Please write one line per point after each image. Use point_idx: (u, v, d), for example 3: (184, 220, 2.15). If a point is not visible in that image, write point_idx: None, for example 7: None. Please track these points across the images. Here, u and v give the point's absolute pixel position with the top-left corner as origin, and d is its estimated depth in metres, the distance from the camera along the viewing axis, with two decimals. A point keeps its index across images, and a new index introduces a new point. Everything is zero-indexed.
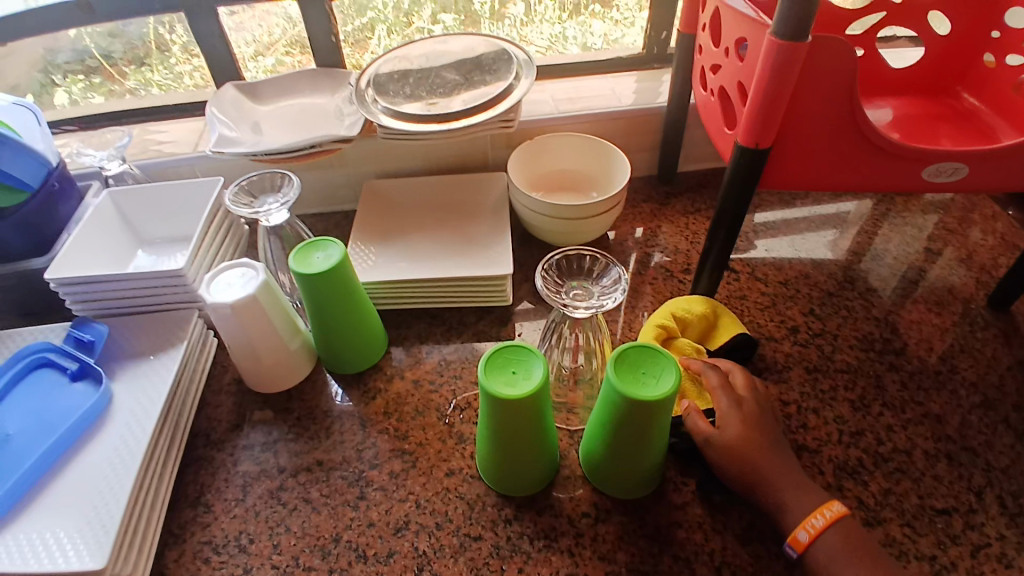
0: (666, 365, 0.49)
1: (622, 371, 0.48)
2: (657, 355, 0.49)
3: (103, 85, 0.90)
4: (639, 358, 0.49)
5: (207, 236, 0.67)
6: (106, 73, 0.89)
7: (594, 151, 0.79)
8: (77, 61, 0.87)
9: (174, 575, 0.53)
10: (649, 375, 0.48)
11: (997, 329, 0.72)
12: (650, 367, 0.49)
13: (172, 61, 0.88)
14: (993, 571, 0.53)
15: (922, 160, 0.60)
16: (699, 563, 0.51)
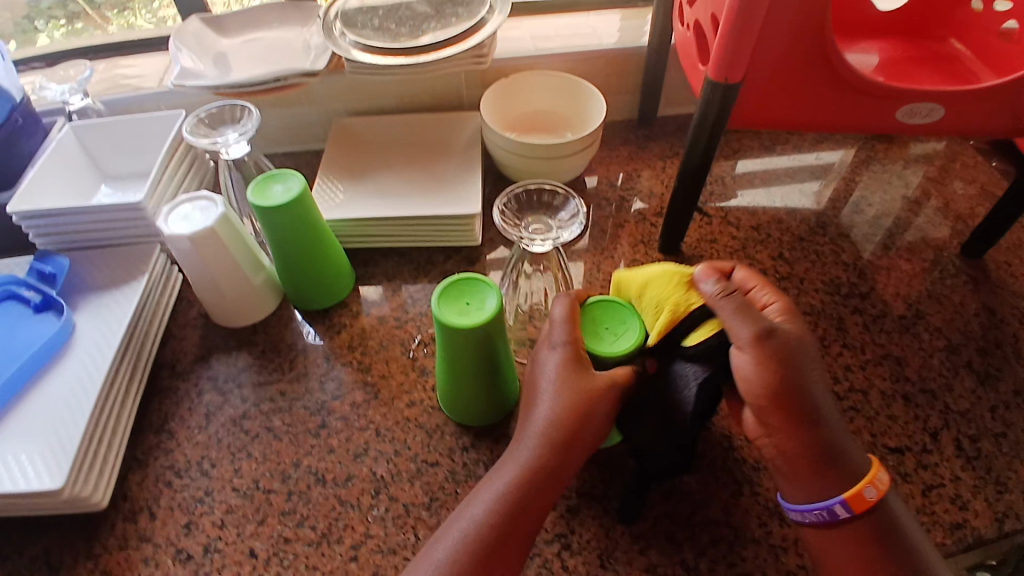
0: (630, 326, 0.52)
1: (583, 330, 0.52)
2: (625, 315, 0.52)
3: (85, 30, 0.89)
4: (605, 315, 0.53)
5: (168, 169, 0.66)
6: (90, 19, 0.89)
7: (569, 91, 0.77)
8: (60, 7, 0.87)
9: (138, 496, 0.54)
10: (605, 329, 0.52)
11: (967, 277, 0.72)
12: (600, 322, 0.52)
13: (154, 5, 0.89)
14: (943, 510, 0.54)
15: (894, 100, 0.59)
16: (647, 489, 0.52)
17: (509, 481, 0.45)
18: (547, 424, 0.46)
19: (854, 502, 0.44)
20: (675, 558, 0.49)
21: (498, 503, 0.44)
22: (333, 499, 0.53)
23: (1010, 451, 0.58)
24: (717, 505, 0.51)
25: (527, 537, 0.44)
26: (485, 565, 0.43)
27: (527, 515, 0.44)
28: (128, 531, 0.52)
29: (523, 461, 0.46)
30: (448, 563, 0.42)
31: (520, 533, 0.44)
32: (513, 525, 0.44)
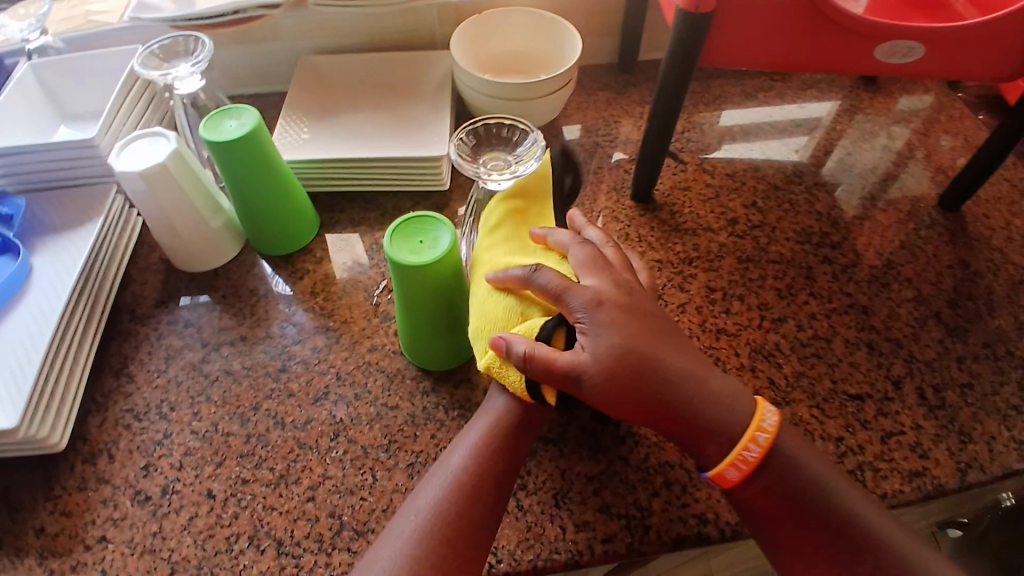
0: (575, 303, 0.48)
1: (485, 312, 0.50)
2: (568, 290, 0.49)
3: None
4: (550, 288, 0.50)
5: (125, 105, 0.63)
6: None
7: (544, 29, 0.73)
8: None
9: (96, 439, 0.54)
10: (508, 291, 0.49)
11: (944, 229, 0.71)
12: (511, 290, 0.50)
13: None
14: (902, 458, 0.54)
15: (876, 38, 0.56)
16: (604, 433, 0.53)
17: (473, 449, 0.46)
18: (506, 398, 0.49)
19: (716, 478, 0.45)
20: (628, 499, 0.49)
21: (470, 458, 0.46)
22: (291, 441, 0.53)
23: (974, 402, 0.57)
24: (672, 448, 0.52)
25: (498, 500, 0.45)
26: (458, 529, 0.43)
27: (495, 479, 0.45)
28: (87, 473, 0.52)
29: (485, 429, 0.47)
30: (428, 514, 0.43)
31: (492, 495, 0.45)
32: (484, 488, 0.45)
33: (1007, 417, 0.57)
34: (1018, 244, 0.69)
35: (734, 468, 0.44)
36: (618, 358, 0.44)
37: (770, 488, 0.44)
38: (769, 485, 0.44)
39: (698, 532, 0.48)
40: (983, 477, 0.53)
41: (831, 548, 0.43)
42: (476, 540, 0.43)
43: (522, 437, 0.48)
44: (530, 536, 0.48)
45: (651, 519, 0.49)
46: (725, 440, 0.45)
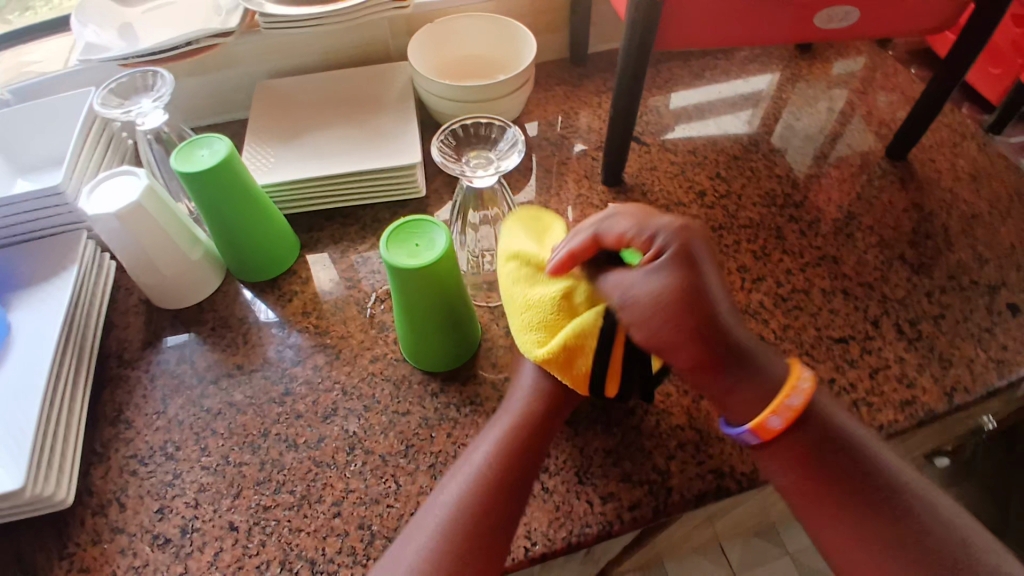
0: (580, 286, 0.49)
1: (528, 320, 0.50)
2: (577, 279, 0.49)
3: None
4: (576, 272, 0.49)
5: (85, 148, 0.61)
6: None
7: (498, 30, 0.75)
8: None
9: (104, 489, 0.53)
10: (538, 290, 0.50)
11: (895, 177, 0.76)
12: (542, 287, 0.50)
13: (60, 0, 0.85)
14: (892, 390, 0.57)
15: (813, 7, 0.60)
16: (614, 407, 0.54)
17: (495, 449, 0.47)
18: (523, 404, 0.49)
19: (761, 431, 0.44)
20: (647, 465, 0.51)
21: (496, 450, 0.47)
22: (307, 461, 0.52)
23: (949, 330, 0.62)
24: (680, 412, 0.54)
25: (515, 501, 0.45)
26: (483, 526, 0.43)
27: (518, 478, 0.46)
28: (100, 525, 0.51)
29: (503, 431, 0.48)
30: (452, 505, 0.44)
31: (515, 493, 0.45)
32: (507, 486, 0.45)
33: (981, 340, 0.61)
34: (964, 182, 0.75)
35: (777, 416, 0.44)
36: (675, 290, 0.43)
37: (798, 441, 0.44)
38: (798, 438, 0.44)
39: (717, 487, 0.50)
40: (969, 398, 0.57)
41: (853, 495, 0.43)
42: (500, 536, 0.44)
43: (542, 438, 0.48)
44: (560, 515, 0.49)
45: (671, 480, 0.50)
46: (764, 393, 0.45)
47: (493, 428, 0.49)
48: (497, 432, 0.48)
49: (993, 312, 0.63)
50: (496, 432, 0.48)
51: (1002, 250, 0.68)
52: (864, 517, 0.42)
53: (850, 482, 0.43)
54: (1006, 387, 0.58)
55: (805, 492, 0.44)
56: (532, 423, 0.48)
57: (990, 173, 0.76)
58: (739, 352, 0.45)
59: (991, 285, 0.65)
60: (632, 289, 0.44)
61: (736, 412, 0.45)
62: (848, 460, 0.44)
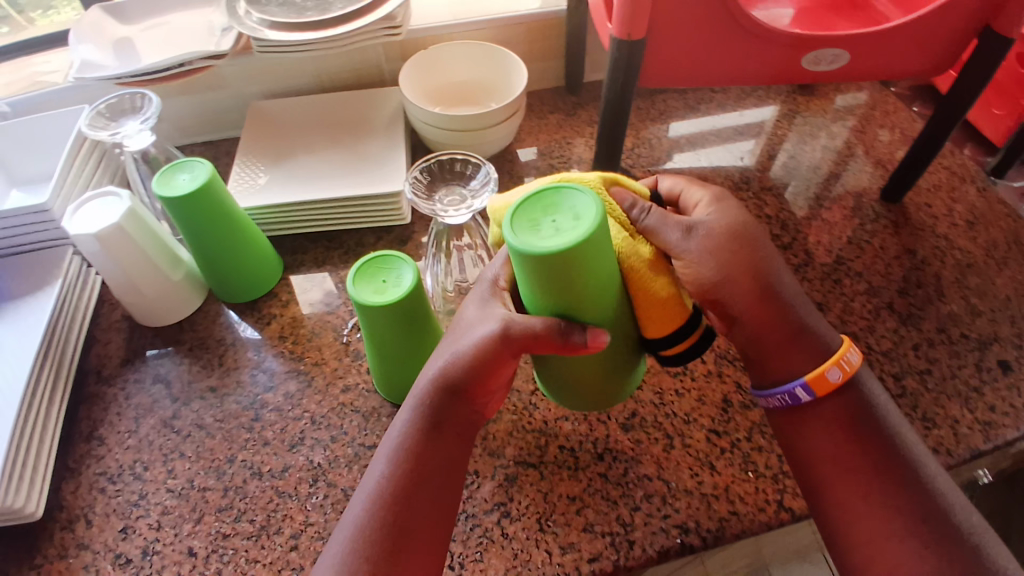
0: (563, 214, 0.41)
1: (567, 259, 0.38)
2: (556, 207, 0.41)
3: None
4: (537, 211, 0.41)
5: (74, 166, 0.62)
6: (14, 22, 0.85)
7: (490, 59, 0.75)
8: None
9: (72, 505, 0.53)
10: (574, 223, 0.40)
11: (888, 221, 0.74)
12: (582, 218, 0.40)
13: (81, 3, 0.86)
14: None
15: (802, 48, 0.59)
16: (582, 451, 0.54)
17: (400, 441, 0.44)
18: (428, 395, 0.45)
19: (817, 383, 0.45)
20: (611, 515, 0.50)
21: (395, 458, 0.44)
22: (271, 490, 0.52)
23: (934, 387, 0.60)
24: (649, 460, 0.53)
25: (423, 509, 0.43)
26: (398, 529, 0.41)
27: (428, 471, 0.44)
28: (66, 540, 0.51)
29: (407, 423, 0.45)
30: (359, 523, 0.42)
31: (429, 488, 0.43)
32: (422, 479, 0.43)
33: (967, 399, 0.59)
34: (960, 229, 0.73)
35: (835, 371, 0.45)
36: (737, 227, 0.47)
37: (834, 410, 0.45)
38: (834, 407, 0.45)
39: (681, 542, 0.49)
40: (950, 460, 0.56)
41: (870, 467, 0.44)
42: (424, 532, 0.42)
43: (456, 419, 0.45)
44: (518, 562, 0.48)
45: (634, 533, 0.49)
46: (815, 354, 0.46)
47: (398, 419, 0.46)
48: (402, 423, 0.45)
49: (982, 369, 0.61)
50: (400, 424, 0.45)
51: (994, 302, 0.67)
52: (877, 491, 0.43)
53: (872, 456, 0.44)
54: (989, 450, 0.57)
55: (827, 465, 0.45)
56: (438, 412, 0.44)
57: (988, 219, 0.74)
58: (794, 305, 0.47)
59: (982, 340, 0.64)
60: (700, 229, 0.46)
61: (779, 369, 0.47)
62: (872, 435, 0.44)
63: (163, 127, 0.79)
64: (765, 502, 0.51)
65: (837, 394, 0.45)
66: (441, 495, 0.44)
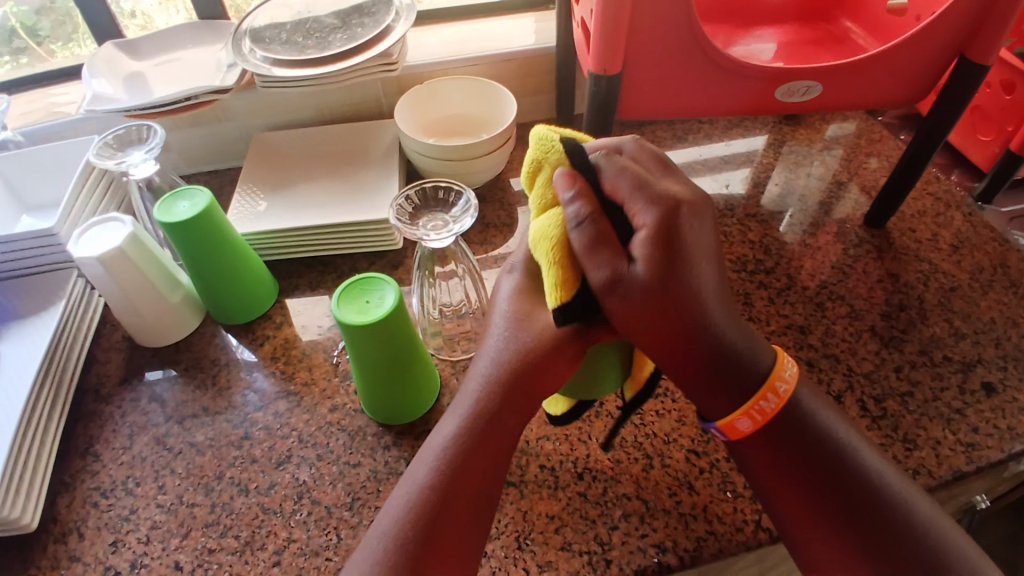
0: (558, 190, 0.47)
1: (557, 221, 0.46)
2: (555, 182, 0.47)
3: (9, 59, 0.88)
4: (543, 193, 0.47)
5: (82, 192, 0.66)
6: (35, 53, 0.89)
7: (482, 93, 0.79)
8: (4, 44, 0.87)
9: (66, 519, 0.54)
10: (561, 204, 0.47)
11: (871, 246, 0.75)
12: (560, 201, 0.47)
13: None
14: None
15: (776, 80, 0.62)
16: (563, 470, 0.55)
17: (448, 447, 0.45)
18: (480, 398, 0.47)
19: (726, 430, 0.44)
20: (589, 535, 0.51)
21: (445, 456, 0.45)
22: (256, 507, 0.53)
23: (915, 409, 0.61)
24: (628, 480, 0.54)
25: (468, 509, 0.44)
26: (435, 530, 0.43)
27: (473, 478, 0.45)
28: (59, 552, 0.52)
29: (457, 429, 0.46)
30: (404, 517, 0.43)
31: (473, 494, 0.45)
32: (468, 480, 0.45)
33: (950, 421, 0.60)
34: (944, 253, 0.74)
35: (746, 419, 0.44)
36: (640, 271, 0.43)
37: (770, 446, 0.44)
38: (769, 443, 0.44)
39: (658, 562, 0.49)
40: (933, 481, 0.56)
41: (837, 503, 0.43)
42: (459, 536, 0.44)
43: (507, 422, 0.47)
44: None
45: (612, 552, 0.50)
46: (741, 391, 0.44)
47: (447, 424, 0.47)
48: (452, 427, 0.46)
49: (966, 391, 0.62)
50: (450, 428, 0.46)
51: (979, 325, 0.67)
52: (846, 534, 0.42)
53: (823, 491, 0.43)
54: (973, 471, 0.57)
55: (799, 503, 0.44)
56: (490, 418, 0.46)
57: (972, 243, 0.75)
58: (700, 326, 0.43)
59: (965, 362, 0.64)
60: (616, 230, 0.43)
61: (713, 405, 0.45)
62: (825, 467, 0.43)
63: (171, 157, 0.83)
64: (743, 523, 0.51)
65: (762, 432, 0.44)
66: (483, 498, 0.45)
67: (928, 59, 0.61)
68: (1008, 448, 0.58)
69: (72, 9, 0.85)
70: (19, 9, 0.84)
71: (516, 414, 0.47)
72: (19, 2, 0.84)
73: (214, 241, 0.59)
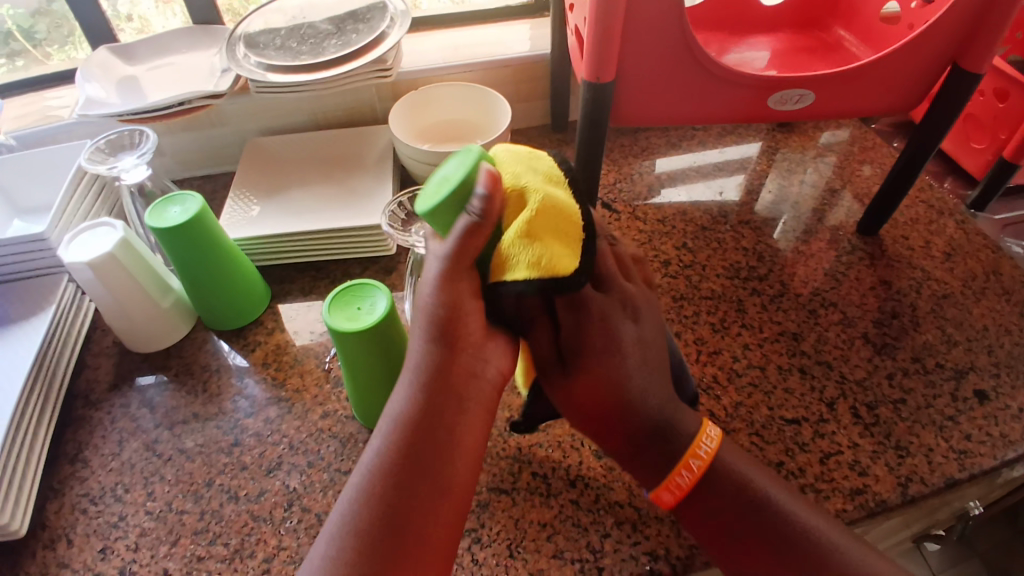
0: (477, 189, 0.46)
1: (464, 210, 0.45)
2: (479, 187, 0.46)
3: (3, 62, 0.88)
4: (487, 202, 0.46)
5: (73, 197, 0.65)
6: (30, 56, 0.88)
7: (476, 99, 0.79)
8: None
9: (54, 525, 0.54)
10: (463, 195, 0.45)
11: (863, 254, 0.76)
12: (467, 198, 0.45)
13: None
14: (842, 477, 0.56)
15: (769, 88, 0.62)
16: (555, 478, 0.54)
17: (390, 429, 0.43)
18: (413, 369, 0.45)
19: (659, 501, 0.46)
20: (581, 542, 0.51)
21: (388, 437, 0.43)
22: (246, 514, 0.53)
23: (907, 416, 0.61)
24: (620, 487, 0.54)
25: (415, 491, 0.41)
26: (402, 503, 0.41)
27: (419, 456, 0.42)
28: (47, 559, 0.52)
29: (409, 397, 0.44)
30: (349, 510, 0.41)
31: (419, 473, 0.42)
32: (411, 458, 0.42)
33: (942, 428, 0.60)
34: (937, 261, 0.74)
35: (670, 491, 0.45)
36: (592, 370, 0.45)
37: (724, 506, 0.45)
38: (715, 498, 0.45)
39: (650, 569, 0.49)
40: (925, 489, 0.56)
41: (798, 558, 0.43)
42: (434, 513, 0.41)
43: (441, 387, 0.44)
44: None
45: (604, 560, 0.50)
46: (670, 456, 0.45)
47: (398, 396, 0.45)
48: (401, 399, 0.44)
49: (958, 398, 0.62)
50: (400, 398, 0.44)
51: (971, 332, 0.67)
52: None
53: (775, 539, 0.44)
54: (965, 478, 0.57)
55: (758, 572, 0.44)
56: (430, 392, 0.44)
57: (966, 250, 0.76)
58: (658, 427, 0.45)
59: (958, 369, 0.64)
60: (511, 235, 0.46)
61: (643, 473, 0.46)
62: (756, 510, 0.44)
63: (164, 161, 0.83)
64: None
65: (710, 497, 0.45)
66: (433, 478, 0.42)
67: (920, 68, 0.62)
68: (1001, 455, 0.58)
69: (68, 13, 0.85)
70: (16, 12, 0.84)
71: (452, 376, 0.44)
72: (15, 5, 0.83)
73: (207, 247, 0.59)
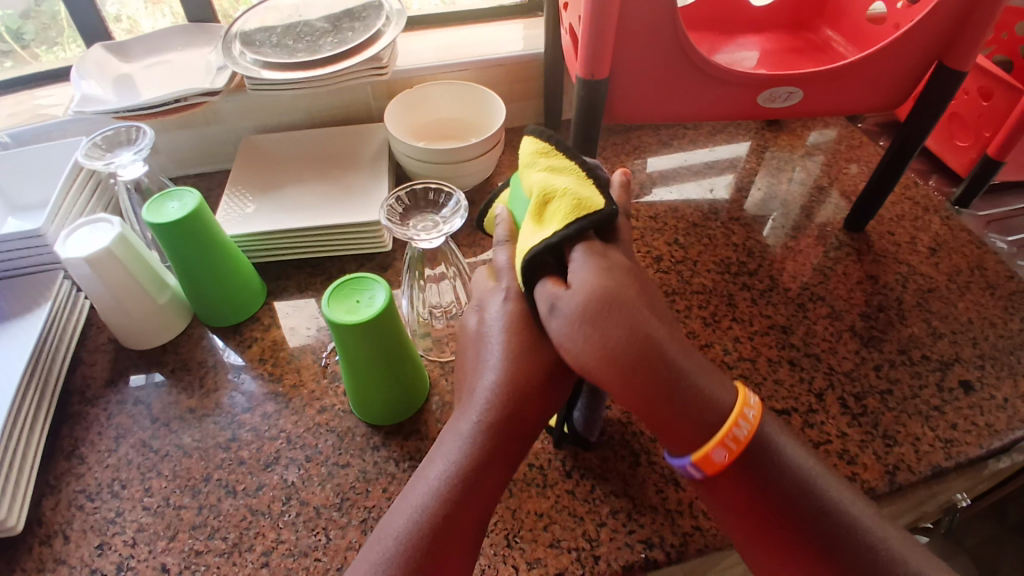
0: None
1: None
2: None
3: None
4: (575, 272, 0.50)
5: (69, 194, 0.65)
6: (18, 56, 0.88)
7: (471, 98, 0.80)
8: None
9: (51, 521, 0.54)
10: None
11: (851, 249, 0.77)
12: None
13: None
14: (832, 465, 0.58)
15: (759, 86, 0.63)
16: (550, 469, 0.55)
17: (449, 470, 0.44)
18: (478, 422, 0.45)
19: (704, 464, 0.42)
20: (577, 531, 0.51)
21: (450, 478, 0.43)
22: (244, 508, 0.53)
23: (895, 406, 0.62)
24: (616, 476, 0.55)
25: (464, 533, 0.42)
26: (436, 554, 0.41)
27: (475, 502, 0.43)
28: (44, 555, 0.52)
29: (457, 457, 0.44)
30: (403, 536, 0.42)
31: (469, 520, 0.43)
32: (469, 502, 0.43)
33: (928, 418, 0.61)
34: (923, 256, 0.76)
35: (722, 449, 0.42)
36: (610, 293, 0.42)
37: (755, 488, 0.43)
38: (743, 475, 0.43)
39: (645, 557, 0.50)
40: (912, 477, 0.57)
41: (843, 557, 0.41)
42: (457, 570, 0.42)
43: (507, 445, 0.45)
44: None
45: (600, 548, 0.50)
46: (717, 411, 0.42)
47: (444, 452, 0.45)
48: (425, 492, 0.43)
49: (944, 388, 0.63)
50: (457, 449, 0.44)
51: (955, 325, 0.69)
52: None
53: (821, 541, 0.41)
54: (952, 466, 0.58)
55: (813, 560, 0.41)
56: (494, 448, 0.44)
57: (951, 246, 0.77)
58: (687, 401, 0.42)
59: (944, 362, 0.66)
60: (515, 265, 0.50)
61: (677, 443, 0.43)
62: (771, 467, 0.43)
63: (159, 160, 0.83)
64: None
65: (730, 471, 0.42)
66: (478, 524, 0.43)
67: (904, 68, 0.63)
68: (986, 445, 0.59)
69: (57, 13, 0.85)
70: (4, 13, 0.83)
71: (514, 441, 0.45)
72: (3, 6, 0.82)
73: (206, 241, 0.59)
